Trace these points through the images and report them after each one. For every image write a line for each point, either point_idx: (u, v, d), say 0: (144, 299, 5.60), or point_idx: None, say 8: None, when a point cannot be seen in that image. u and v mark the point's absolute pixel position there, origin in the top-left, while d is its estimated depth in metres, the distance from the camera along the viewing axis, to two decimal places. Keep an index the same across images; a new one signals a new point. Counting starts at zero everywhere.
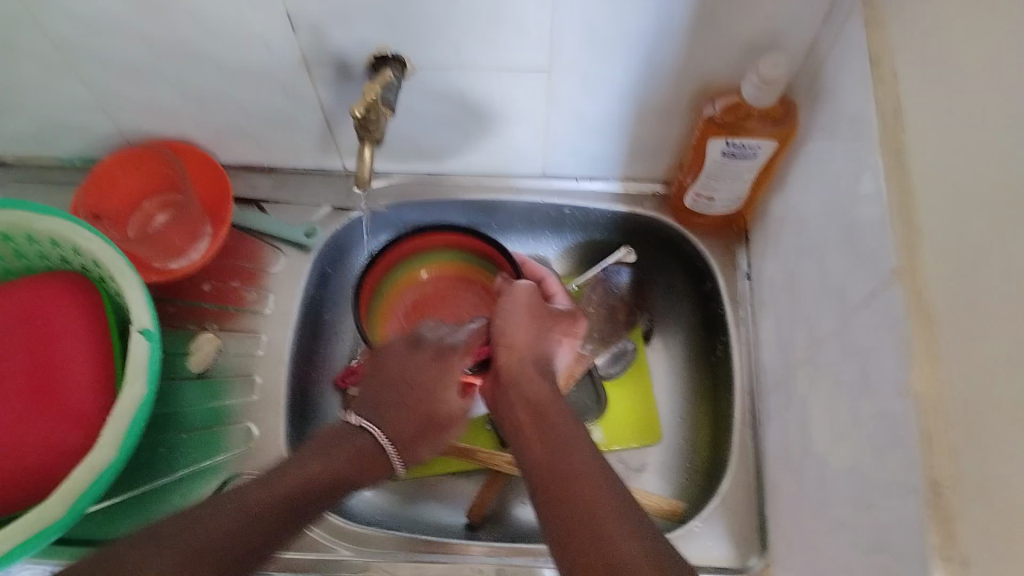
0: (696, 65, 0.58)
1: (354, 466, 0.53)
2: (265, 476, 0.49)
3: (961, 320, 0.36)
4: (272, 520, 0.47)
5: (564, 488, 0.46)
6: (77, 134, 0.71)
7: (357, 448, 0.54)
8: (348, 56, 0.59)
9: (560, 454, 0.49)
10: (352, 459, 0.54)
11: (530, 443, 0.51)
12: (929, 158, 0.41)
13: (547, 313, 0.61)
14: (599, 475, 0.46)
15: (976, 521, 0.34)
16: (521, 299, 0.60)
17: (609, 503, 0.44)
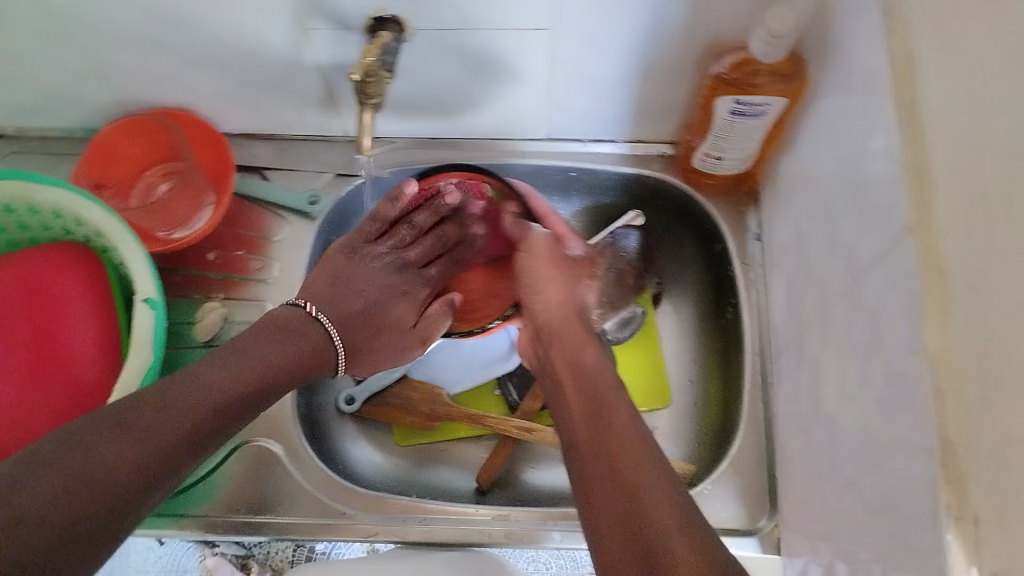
0: (703, 19, 0.56)
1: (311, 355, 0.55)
2: (222, 358, 0.49)
3: (975, 282, 0.35)
4: (231, 401, 0.47)
5: (605, 443, 0.44)
6: (75, 104, 0.70)
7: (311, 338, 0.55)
8: (344, 16, 0.58)
9: (596, 404, 0.48)
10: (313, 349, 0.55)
11: (570, 403, 0.50)
12: (946, 113, 0.39)
13: (570, 265, 0.60)
14: (639, 440, 0.44)
15: (988, 486, 0.33)
16: (542, 251, 0.59)
17: (647, 465, 0.42)
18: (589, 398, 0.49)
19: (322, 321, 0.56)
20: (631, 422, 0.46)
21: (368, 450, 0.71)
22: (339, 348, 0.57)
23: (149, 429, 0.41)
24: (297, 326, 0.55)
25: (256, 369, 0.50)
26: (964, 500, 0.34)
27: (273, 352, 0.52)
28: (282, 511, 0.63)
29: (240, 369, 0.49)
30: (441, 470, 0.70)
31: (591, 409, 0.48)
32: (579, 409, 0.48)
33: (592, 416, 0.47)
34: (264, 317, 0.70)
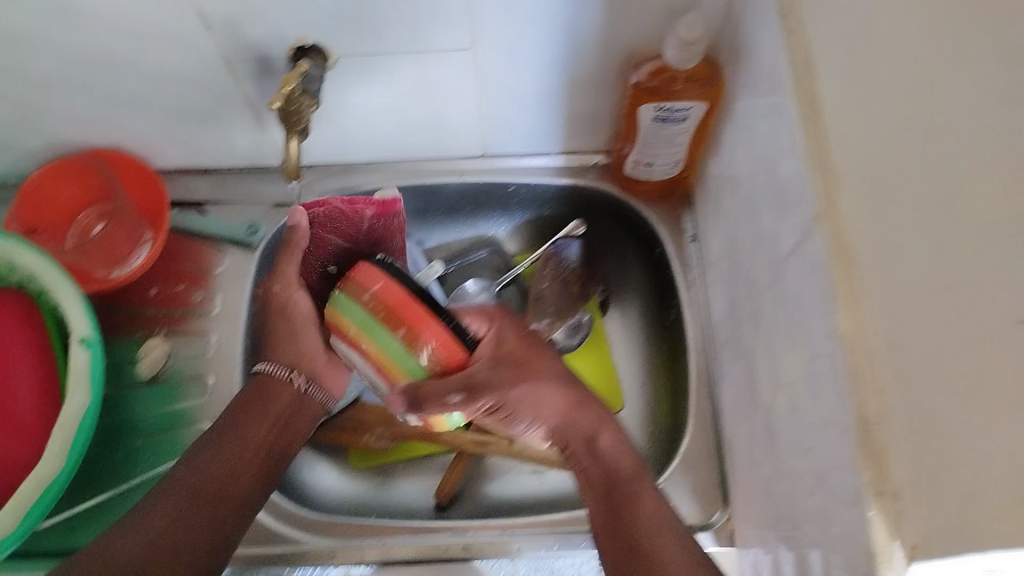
0: (619, 33, 0.58)
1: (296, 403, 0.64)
2: (244, 407, 0.62)
3: (879, 265, 0.37)
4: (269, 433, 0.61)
5: (634, 528, 0.51)
6: (2, 149, 0.69)
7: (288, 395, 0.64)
8: (269, 48, 0.58)
9: (621, 500, 0.53)
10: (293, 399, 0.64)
11: (597, 497, 0.55)
12: (843, 105, 0.41)
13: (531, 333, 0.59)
14: (666, 522, 0.51)
15: (901, 454, 0.34)
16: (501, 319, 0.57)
17: (673, 544, 0.50)
18: (607, 494, 0.54)
19: (276, 371, 0.64)
20: (656, 513, 0.52)
21: (326, 473, 0.70)
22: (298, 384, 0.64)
23: (206, 502, 0.56)
24: (275, 389, 0.64)
25: (269, 450, 0.61)
26: (884, 477, 0.35)
27: (299, 422, 0.65)
28: (239, 542, 0.62)
29: (264, 425, 0.61)
30: (399, 488, 0.70)
31: (613, 517, 0.53)
32: (603, 523, 0.53)
33: (621, 526, 0.52)
34: (208, 350, 0.69)
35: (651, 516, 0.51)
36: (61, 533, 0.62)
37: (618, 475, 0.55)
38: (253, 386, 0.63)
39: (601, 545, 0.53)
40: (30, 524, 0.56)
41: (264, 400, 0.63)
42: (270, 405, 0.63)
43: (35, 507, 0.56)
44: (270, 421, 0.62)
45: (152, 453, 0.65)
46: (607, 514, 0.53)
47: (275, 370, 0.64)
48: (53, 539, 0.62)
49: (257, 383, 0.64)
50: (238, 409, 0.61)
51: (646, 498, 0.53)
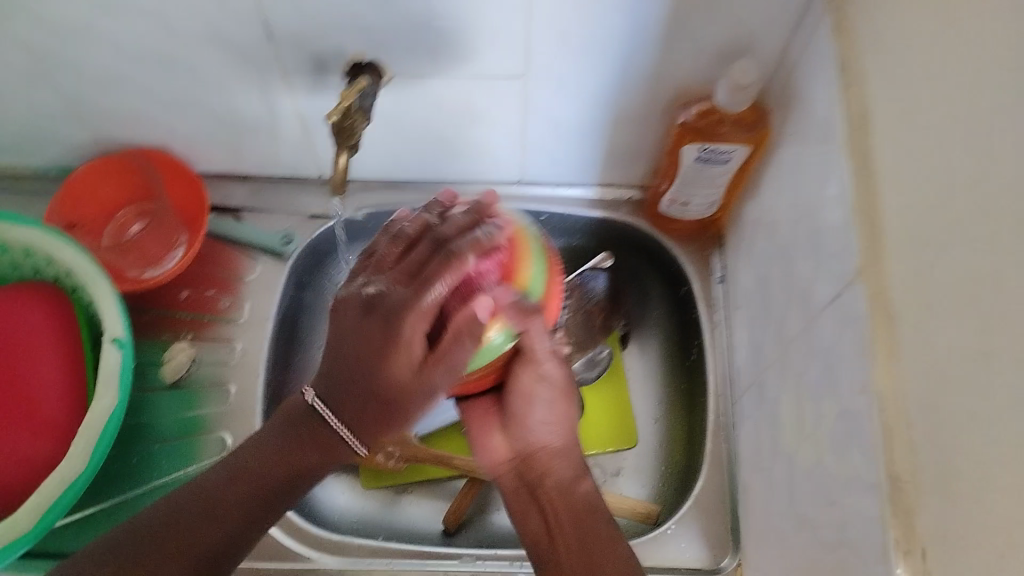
0: (669, 71, 0.58)
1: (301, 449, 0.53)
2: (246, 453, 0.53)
3: (919, 324, 0.37)
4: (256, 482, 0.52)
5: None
6: (52, 141, 0.71)
7: (309, 434, 0.53)
8: (325, 63, 0.59)
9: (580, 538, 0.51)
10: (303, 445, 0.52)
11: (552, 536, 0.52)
12: (894, 162, 0.41)
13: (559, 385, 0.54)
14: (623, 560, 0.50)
15: (933, 513, 0.34)
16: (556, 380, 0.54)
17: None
18: (580, 539, 0.51)
19: (315, 404, 0.52)
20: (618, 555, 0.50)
21: (337, 490, 0.70)
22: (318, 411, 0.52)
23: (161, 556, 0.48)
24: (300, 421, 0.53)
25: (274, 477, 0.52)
26: (914, 538, 0.35)
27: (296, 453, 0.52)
28: (246, 555, 0.62)
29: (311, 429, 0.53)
30: (407, 512, 0.69)
31: (583, 551, 0.50)
32: (571, 560, 0.50)
33: (586, 567, 0.49)
34: (233, 357, 0.70)
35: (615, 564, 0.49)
36: (67, 534, 0.62)
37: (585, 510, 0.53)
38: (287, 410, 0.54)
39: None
40: (49, 522, 0.56)
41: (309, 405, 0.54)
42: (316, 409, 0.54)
43: (56, 503, 0.56)
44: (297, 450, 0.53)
45: (169, 457, 0.66)
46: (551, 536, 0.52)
47: (325, 416, 0.52)
48: (62, 537, 0.62)
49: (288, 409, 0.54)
50: (242, 469, 0.52)
51: (614, 546, 0.50)
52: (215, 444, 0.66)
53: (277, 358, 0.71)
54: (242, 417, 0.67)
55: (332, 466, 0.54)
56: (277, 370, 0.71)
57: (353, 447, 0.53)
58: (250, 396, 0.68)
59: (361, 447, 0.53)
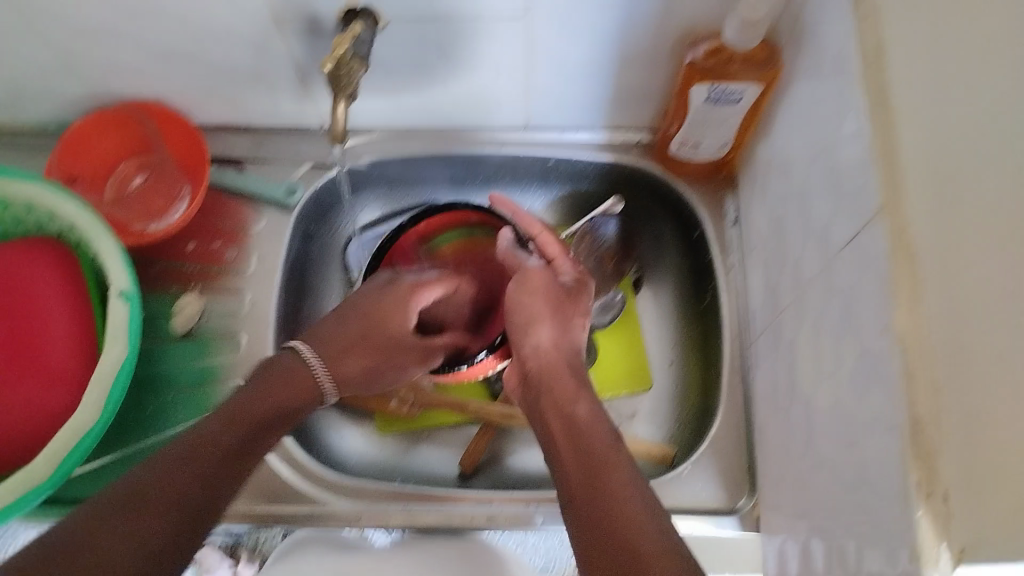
0: (677, 9, 0.56)
1: (274, 407, 0.53)
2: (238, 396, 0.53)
3: (945, 262, 0.36)
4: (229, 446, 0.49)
5: (596, 485, 0.46)
6: (46, 96, 0.69)
7: (296, 379, 0.56)
8: (321, 8, 0.57)
9: (594, 465, 0.47)
10: (291, 390, 0.55)
11: (563, 459, 0.49)
12: (915, 97, 0.40)
13: (565, 301, 0.59)
14: (629, 475, 0.46)
15: (957, 448, 0.34)
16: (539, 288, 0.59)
17: (635, 504, 0.44)
18: (579, 447, 0.48)
19: (307, 357, 0.57)
20: (620, 469, 0.46)
21: (353, 436, 0.70)
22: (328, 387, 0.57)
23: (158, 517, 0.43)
24: (280, 376, 0.55)
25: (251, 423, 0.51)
26: (935, 481, 0.34)
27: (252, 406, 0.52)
28: (264, 500, 0.62)
29: (243, 415, 0.51)
30: (423, 457, 0.70)
31: (586, 469, 0.47)
32: (574, 474, 0.47)
33: (590, 490, 0.46)
34: (243, 307, 0.70)
35: (618, 476, 0.46)
36: (88, 483, 0.62)
37: (593, 439, 0.49)
38: (260, 366, 0.56)
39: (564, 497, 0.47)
40: (67, 470, 0.56)
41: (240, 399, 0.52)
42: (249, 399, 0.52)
43: (74, 451, 0.56)
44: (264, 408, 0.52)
45: (183, 406, 0.66)
46: (553, 451, 0.50)
47: (306, 355, 0.57)
48: (81, 486, 0.62)
49: (264, 364, 0.57)
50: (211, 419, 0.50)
51: (610, 450, 0.48)
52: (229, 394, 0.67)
53: (287, 309, 0.71)
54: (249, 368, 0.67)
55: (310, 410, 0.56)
56: (288, 320, 0.71)
57: (324, 391, 0.57)
58: (262, 347, 0.68)
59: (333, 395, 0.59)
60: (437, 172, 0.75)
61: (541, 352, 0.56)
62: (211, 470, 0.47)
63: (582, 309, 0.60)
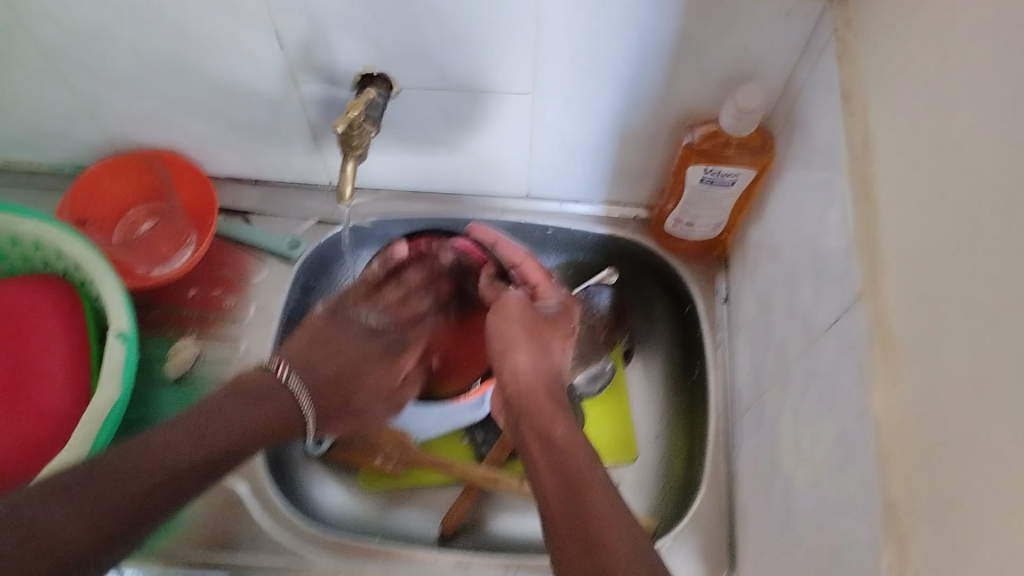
0: (676, 93, 0.59)
1: (254, 424, 0.53)
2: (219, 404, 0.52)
3: (918, 349, 0.37)
4: (201, 453, 0.48)
5: (579, 510, 0.45)
6: (66, 139, 0.72)
7: (280, 402, 0.56)
8: (338, 72, 0.60)
9: (573, 486, 0.46)
10: (275, 412, 0.55)
11: (544, 479, 0.48)
12: (893, 191, 0.42)
13: (540, 324, 0.60)
14: (604, 496, 0.46)
15: (930, 535, 0.34)
16: (512, 313, 0.60)
17: (615, 527, 0.43)
18: (560, 468, 0.48)
19: (291, 385, 0.57)
20: (602, 490, 0.46)
21: (336, 492, 0.70)
22: (305, 411, 0.58)
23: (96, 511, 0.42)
24: (264, 392, 0.55)
25: (222, 432, 0.50)
26: (908, 563, 0.35)
27: (231, 417, 0.52)
28: (243, 549, 0.62)
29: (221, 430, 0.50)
30: (403, 517, 0.69)
31: (567, 492, 0.46)
32: (555, 492, 0.47)
33: (574, 505, 0.45)
34: (236, 355, 0.71)
35: (604, 504, 0.45)
36: None
37: (575, 458, 0.48)
38: (246, 378, 0.56)
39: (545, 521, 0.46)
40: None
41: (218, 405, 0.52)
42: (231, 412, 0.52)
43: None
44: (240, 421, 0.52)
45: None
46: (535, 471, 0.50)
47: (292, 385, 0.57)
48: None
49: (252, 377, 0.56)
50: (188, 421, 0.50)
51: (590, 468, 0.47)
52: None
53: None
54: None
55: (291, 436, 0.57)
56: None
57: (305, 421, 0.58)
58: None
59: (311, 426, 0.59)
60: (437, 235, 0.77)
61: (519, 376, 0.57)
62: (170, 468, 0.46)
63: (563, 333, 0.61)
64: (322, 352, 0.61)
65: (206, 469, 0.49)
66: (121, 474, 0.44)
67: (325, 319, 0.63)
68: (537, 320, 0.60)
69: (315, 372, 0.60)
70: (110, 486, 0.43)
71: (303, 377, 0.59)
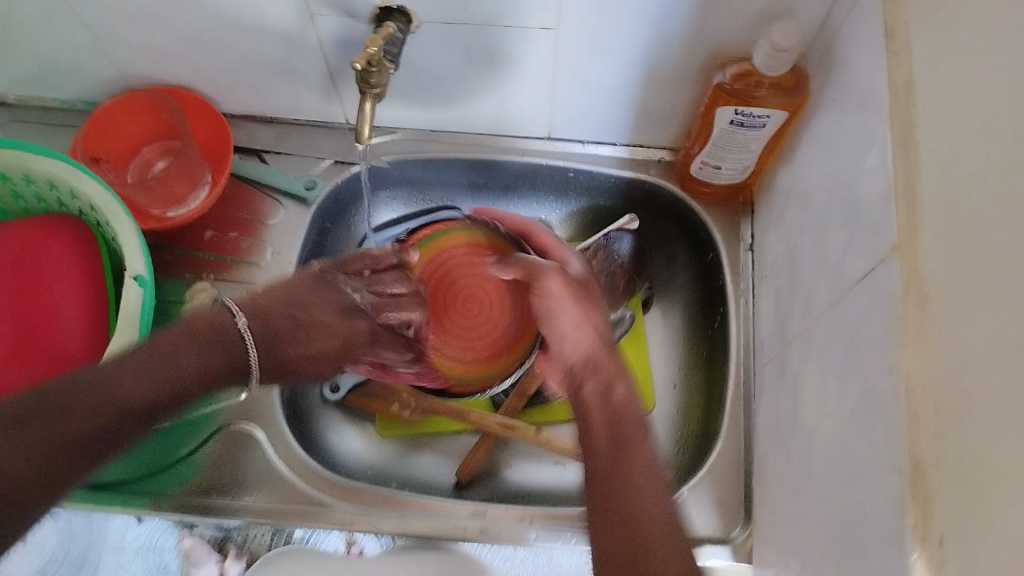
0: (707, 29, 0.56)
1: (193, 372, 0.47)
2: (174, 340, 0.48)
3: (952, 307, 0.35)
4: (126, 411, 0.43)
5: (626, 492, 0.45)
6: (77, 75, 0.70)
7: (229, 352, 0.50)
8: (353, 5, 0.58)
9: (621, 465, 0.46)
10: (232, 354, 0.50)
11: (595, 450, 0.48)
12: (935, 135, 0.39)
13: (585, 292, 0.57)
14: (651, 471, 0.46)
15: (954, 496, 0.33)
16: (558, 284, 0.57)
17: (662, 516, 0.44)
18: (615, 438, 0.48)
19: (244, 331, 0.51)
20: (650, 472, 0.46)
21: (353, 438, 0.71)
22: (255, 363, 0.52)
23: (34, 448, 0.39)
24: (221, 336, 0.50)
25: (148, 385, 0.45)
26: (931, 524, 0.34)
27: (177, 368, 0.46)
28: (261, 494, 0.63)
29: (156, 372, 0.45)
30: (420, 464, 0.70)
31: (611, 466, 0.46)
32: (603, 464, 0.47)
33: (617, 484, 0.45)
34: (253, 299, 0.70)
35: (645, 484, 0.45)
36: None
37: (625, 435, 0.48)
38: (194, 316, 0.50)
39: (596, 507, 0.46)
40: None
41: (151, 353, 0.46)
42: (168, 355, 0.47)
43: None
44: (175, 372, 0.46)
45: None
46: (589, 442, 0.49)
47: (249, 338, 0.51)
48: None
49: (202, 315, 0.51)
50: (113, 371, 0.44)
51: (644, 447, 0.47)
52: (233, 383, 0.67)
53: None
54: None
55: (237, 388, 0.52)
56: None
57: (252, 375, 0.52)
58: None
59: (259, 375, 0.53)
60: (454, 177, 0.75)
61: (576, 345, 0.54)
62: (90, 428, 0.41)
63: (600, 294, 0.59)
64: (287, 312, 0.54)
65: (150, 413, 0.45)
66: (80, 402, 0.41)
67: (313, 280, 0.57)
68: (586, 290, 0.58)
69: (276, 326, 0.54)
70: (43, 420, 0.40)
71: (258, 324, 0.52)
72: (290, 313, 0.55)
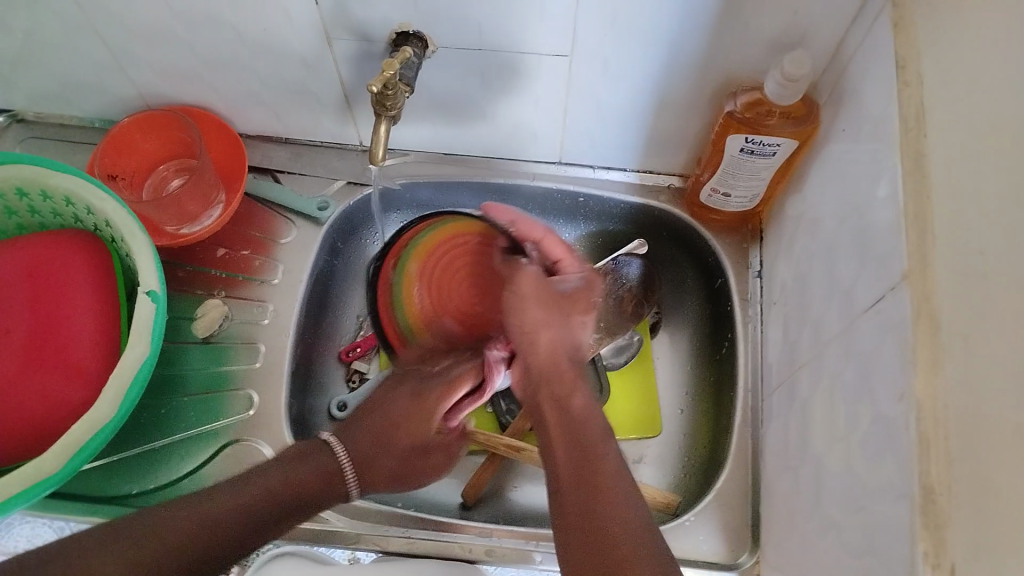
0: (719, 58, 0.57)
1: (293, 488, 0.50)
2: (278, 463, 0.51)
3: (964, 335, 0.36)
4: (234, 528, 0.46)
5: (591, 492, 0.43)
6: (97, 93, 0.71)
7: (320, 467, 0.52)
8: (371, 30, 0.59)
9: (584, 467, 0.45)
10: (325, 475, 0.52)
11: (552, 447, 0.47)
12: (947, 165, 0.40)
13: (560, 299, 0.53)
14: (615, 475, 0.44)
15: (967, 524, 0.33)
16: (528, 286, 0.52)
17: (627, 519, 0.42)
18: (574, 441, 0.46)
19: (342, 462, 0.53)
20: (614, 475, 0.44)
21: None
22: (350, 476, 0.54)
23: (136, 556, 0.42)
24: (309, 457, 0.53)
25: (249, 502, 0.47)
26: (944, 553, 0.34)
27: (276, 483, 0.49)
28: None
29: (261, 492, 0.48)
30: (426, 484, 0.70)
31: (574, 467, 0.45)
32: (563, 466, 0.45)
33: (584, 488, 0.44)
34: (264, 317, 0.71)
35: (611, 489, 0.44)
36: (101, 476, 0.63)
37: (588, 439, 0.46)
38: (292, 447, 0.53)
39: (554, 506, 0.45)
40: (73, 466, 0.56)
41: (256, 475, 0.49)
42: (272, 474, 0.50)
43: (87, 445, 0.57)
44: (278, 490, 0.49)
45: (198, 410, 0.66)
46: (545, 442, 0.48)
47: (342, 457, 0.54)
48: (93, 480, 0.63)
49: (296, 446, 0.53)
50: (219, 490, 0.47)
51: (605, 449, 0.46)
52: (242, 400, 0.67)
53: (307, 320, 0.72)
54: (268, 376, 0.68)
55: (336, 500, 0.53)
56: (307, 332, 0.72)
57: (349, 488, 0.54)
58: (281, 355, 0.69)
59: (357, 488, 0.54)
60: (465, 200, 0.76)
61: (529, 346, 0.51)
62: (197, 538, 0.44)
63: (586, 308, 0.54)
64: (376, 418, 0.57)
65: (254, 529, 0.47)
66: (184, 514, 0.45)
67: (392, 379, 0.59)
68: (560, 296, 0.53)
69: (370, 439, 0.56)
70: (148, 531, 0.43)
71: (349, 447, 0.55)
72: (385, 421, 0.57)
